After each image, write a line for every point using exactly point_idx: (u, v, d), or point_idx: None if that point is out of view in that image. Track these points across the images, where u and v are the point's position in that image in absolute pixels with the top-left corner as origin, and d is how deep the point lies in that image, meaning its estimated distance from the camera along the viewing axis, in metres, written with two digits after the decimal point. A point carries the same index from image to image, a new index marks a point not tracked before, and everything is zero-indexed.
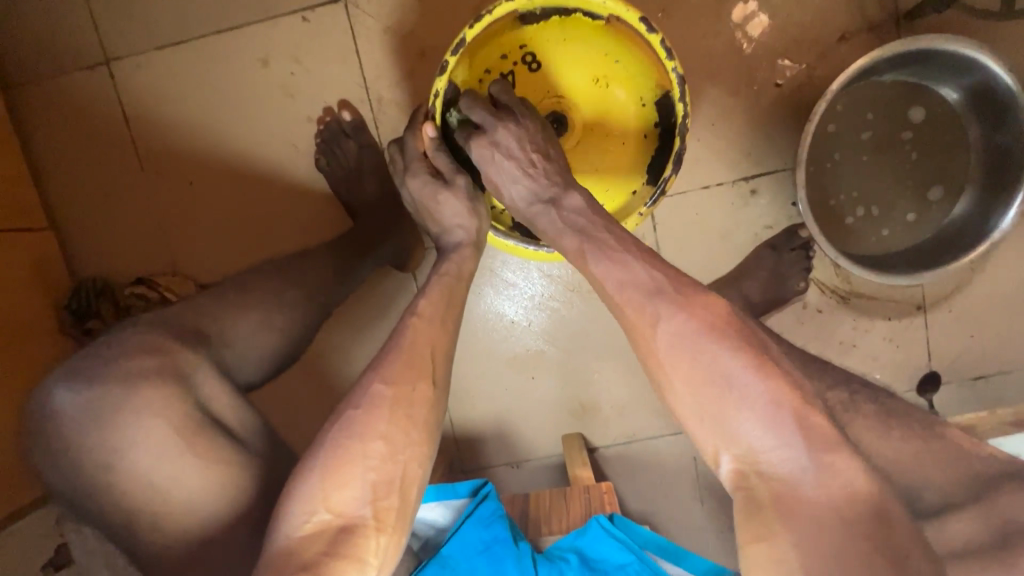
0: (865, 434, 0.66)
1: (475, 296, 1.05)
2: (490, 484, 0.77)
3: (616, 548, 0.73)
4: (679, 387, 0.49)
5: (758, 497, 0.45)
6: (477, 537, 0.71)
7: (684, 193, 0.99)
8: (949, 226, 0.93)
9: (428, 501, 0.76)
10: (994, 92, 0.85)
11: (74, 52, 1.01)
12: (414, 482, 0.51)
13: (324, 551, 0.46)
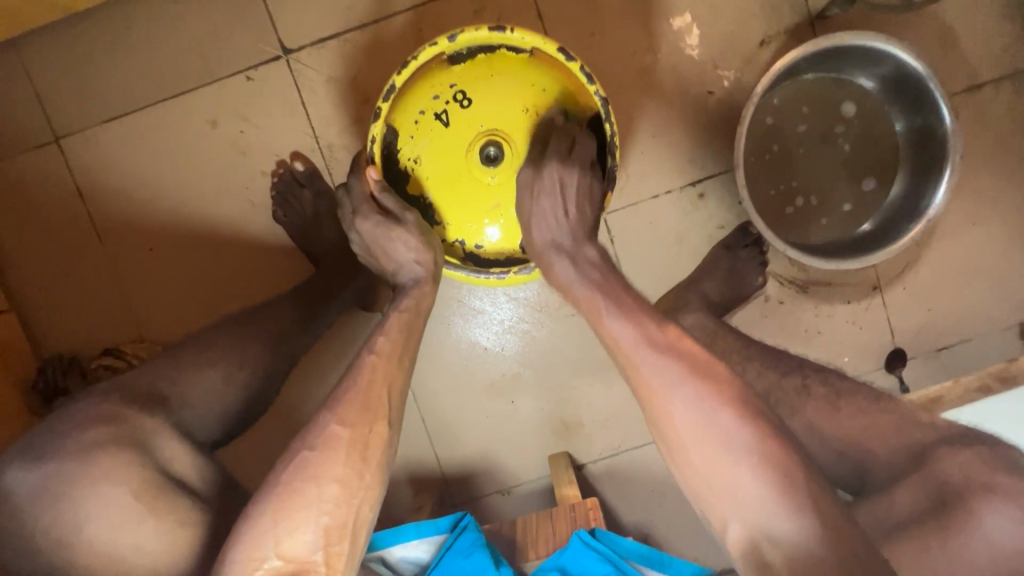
0: (816, 418, 0.70)
1: (445, 326, 1.06)
2: (468, 515, 0.76)
3: (597, 562, 0.73)
4: (690, 455, 0.53)
5: (769, 561, 0.48)
6: (457, 568, 0.71)
7: (634, 204, 1.02)
8: (887, 210, 0.97)
9: (409, 539, 0.75)
10: (907, 79, 0.90)
11: (22, 133, 1.02)
12: (365, 524, 0.52)
13: None
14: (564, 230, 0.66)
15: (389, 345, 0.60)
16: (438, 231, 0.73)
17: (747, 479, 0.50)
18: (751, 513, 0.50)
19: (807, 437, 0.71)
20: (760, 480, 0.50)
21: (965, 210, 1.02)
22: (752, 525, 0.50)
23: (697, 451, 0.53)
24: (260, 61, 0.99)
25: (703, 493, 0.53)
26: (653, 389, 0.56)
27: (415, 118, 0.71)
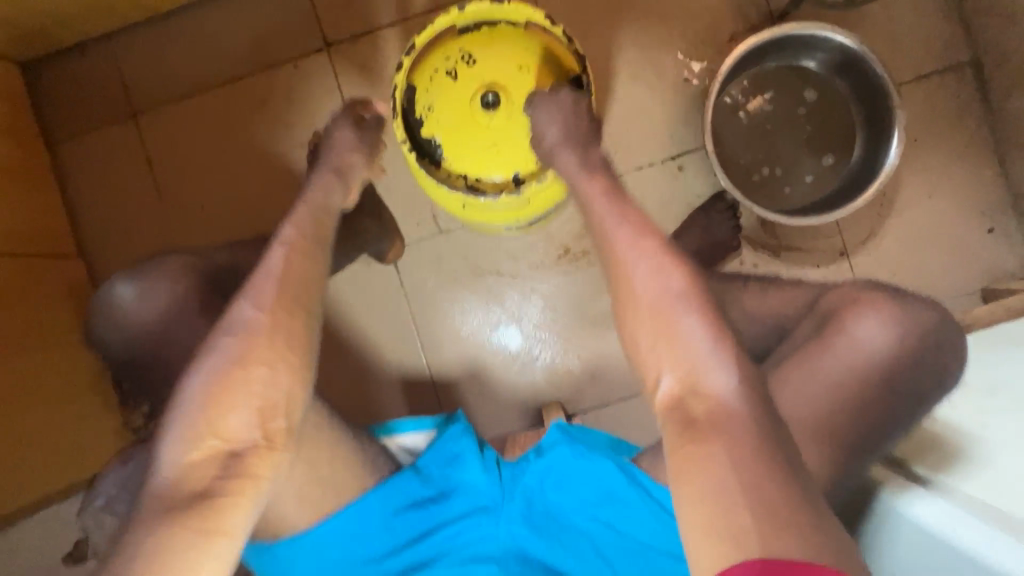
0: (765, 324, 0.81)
1: (452, 278, 1.20)
2: (461, 411, 0.86)
3: (567, 448, 0.79)
4: (642, 323, 0.60)
5: (691, 415, 0.55)
6: (447, 449, 0.81)
7: (619, 175, 1.16)
8: (844, 182, 1.10)
9: (411, 430, 0.86)
10: (858, 64, 1.03)
11: (105, 109, 1.23)
12: (296, 401, 0.63)
13: (217, 474, 0.58)
14: (547, 160, 0.80)
15: (305, 247, 0.70)
16: (443, 166, 0.87)
17: (695, 347, 0.57)
18: (689, 371, 0.57)
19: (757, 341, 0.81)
20: (697, 341, 0.57)
21: (921, 184, 1.14)
22: (692, 378, 0.56)
23: (649, 325, 0.59)
24: (305, 52, 1.19)
25: (651, 345, 0.59)
26: (621, 268, 0.63)
27: (429, 75, 0.87)
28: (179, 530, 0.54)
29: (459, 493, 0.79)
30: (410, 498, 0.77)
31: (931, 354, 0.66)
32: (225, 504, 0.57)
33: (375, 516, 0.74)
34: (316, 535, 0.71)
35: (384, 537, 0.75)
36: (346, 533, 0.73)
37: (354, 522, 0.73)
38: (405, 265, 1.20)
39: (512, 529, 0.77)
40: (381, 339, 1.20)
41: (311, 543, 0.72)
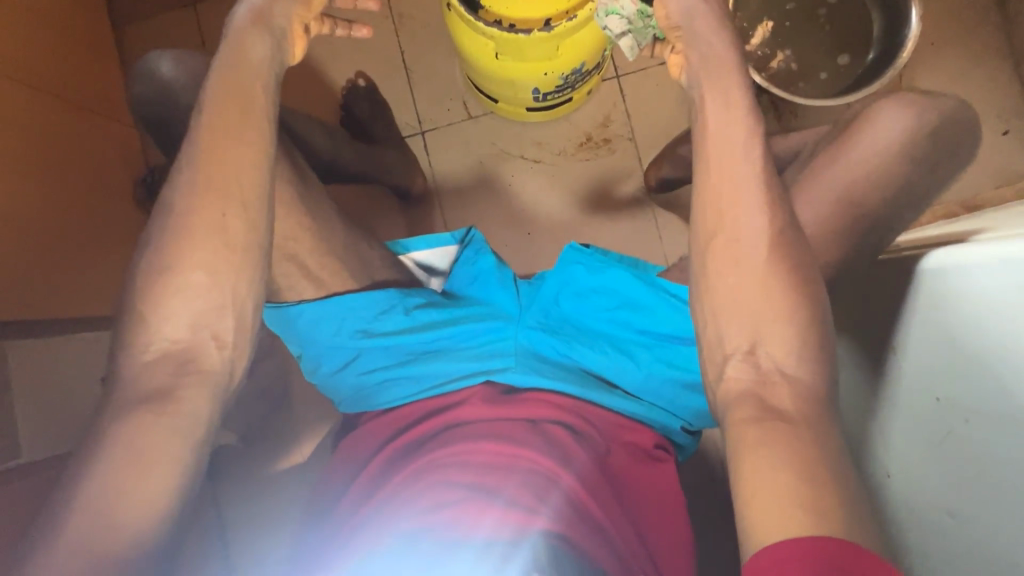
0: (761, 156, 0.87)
1: (476, 161, 1.25)
2: (477, 232, 0.86)
3: (581, 263, 0.77)
4: (732, 298, 0.62)
5: (767, 402, 0.57)
6: (467, 272, 0.83)
7: (642, 70, 1.23)
8: (860, 76, 1.13)
9: (429, 248, 0.86)
10: None
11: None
12: (243, 300, 0.66)
13: (174, 372, 0.62)
14: None
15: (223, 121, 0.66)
16: (478, 13, 0.92)
17: (775, 330, 0.60)
18: (774, 357, 0.59)
19: None
20: (774, 322, 0.60)
21: (936, 86, 1.17)
22: (774, 362, 0.59)
23: (739, 298, 0.61)
24: None
25: (731, 317, 0.61)
26: (716, 239, 0.63)
27: None
28: (145, 410, 0.60)
29: (476, 299, 0.80)
30: (428, 294, 0.79)
31: (932, 157, 0.70)
32: (189, 391, 0.62)
33: (392, 302, 0.76)
34: (336, 304, 0.74)
35: (403, 323, 0.76)
36: (366, 311, 0.75)
37: (373, 303, 0.75)
38: (431, 143, 1.27)
39: (524, 330, 0.76)
40: (406, 216, 1.25)
41: (332, 314, 0.74)
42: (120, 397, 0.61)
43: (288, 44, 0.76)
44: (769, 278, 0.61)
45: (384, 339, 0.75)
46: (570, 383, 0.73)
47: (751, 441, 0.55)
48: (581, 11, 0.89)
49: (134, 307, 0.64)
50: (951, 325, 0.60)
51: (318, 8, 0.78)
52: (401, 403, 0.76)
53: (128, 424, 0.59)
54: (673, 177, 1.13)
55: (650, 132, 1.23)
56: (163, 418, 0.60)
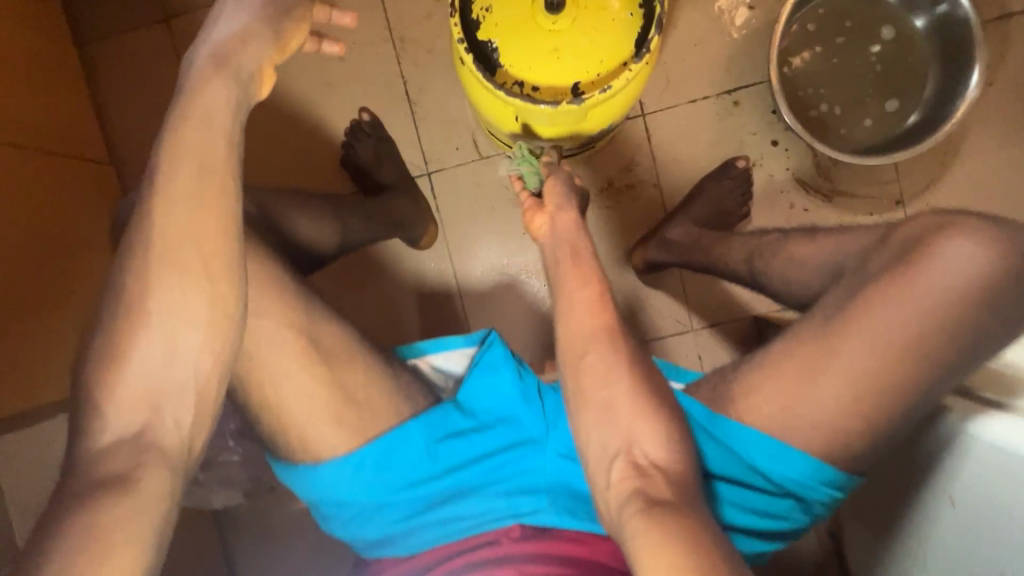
0: (798, 250, 0.80)
1: (488, 206, 1.16)
2: (495, 333, 0.80)
3: None
4: (595, 418, 0.63)
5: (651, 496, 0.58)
6: (486, 379, 0.75)
7: (671, 108, 1.11)
8: (904, 131, 1.04)
9: (443, 352, 0.80)
10: (956, 22, 0.97)
11: (140, 12, 1.18)
12: (208, 372, 0.53)
13: (128, 466, 0.51)
14: None
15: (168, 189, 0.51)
16: (497, 72, 0.82)
17: (639, 427, 0.62)
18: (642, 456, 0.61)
19: (786, 268, 0.80)
20: (640, 419, 0.62)
21: (992, 131, 1.07)
22: (643, 463, 0.61)
23: (605, 415, 0.63)
24: None
25: (601, 422, 0.63)
26: (574, 353, 0.66)
27: None
28: (94, 504, 0.48)
29: (500, 418, 0.74)
30: (452, 424, 0.72)
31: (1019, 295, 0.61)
32: (150, 471, 0.51)
33: (416, 443, 0.69)
34: (360, 457, 0.66)
35: (429, 465, 0.70)
36: (388, 461, 0.67)
37: (398, 448, 0.68)
38: (438, 185, 1.16)
39: (552, 460, 0.72)
40: (411, 262, 1.15)
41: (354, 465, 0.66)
42: (65, 493, 0.50)
43: (253, 87, 0.55)
44: (638, 397, 0.63)
45: (409, 489, 0.69)
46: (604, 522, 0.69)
47: (636, 531, 0.56)
48: (616, 81, 0.78)
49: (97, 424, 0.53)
50: (1003, 492, 0.66)
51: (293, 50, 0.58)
52: (425, 549, 0.70)
53: (65, 540, 0.46)
54: (656, 260, 1.06)
55: (677, 176, 1.12)
56: (120, 506, 0.49)
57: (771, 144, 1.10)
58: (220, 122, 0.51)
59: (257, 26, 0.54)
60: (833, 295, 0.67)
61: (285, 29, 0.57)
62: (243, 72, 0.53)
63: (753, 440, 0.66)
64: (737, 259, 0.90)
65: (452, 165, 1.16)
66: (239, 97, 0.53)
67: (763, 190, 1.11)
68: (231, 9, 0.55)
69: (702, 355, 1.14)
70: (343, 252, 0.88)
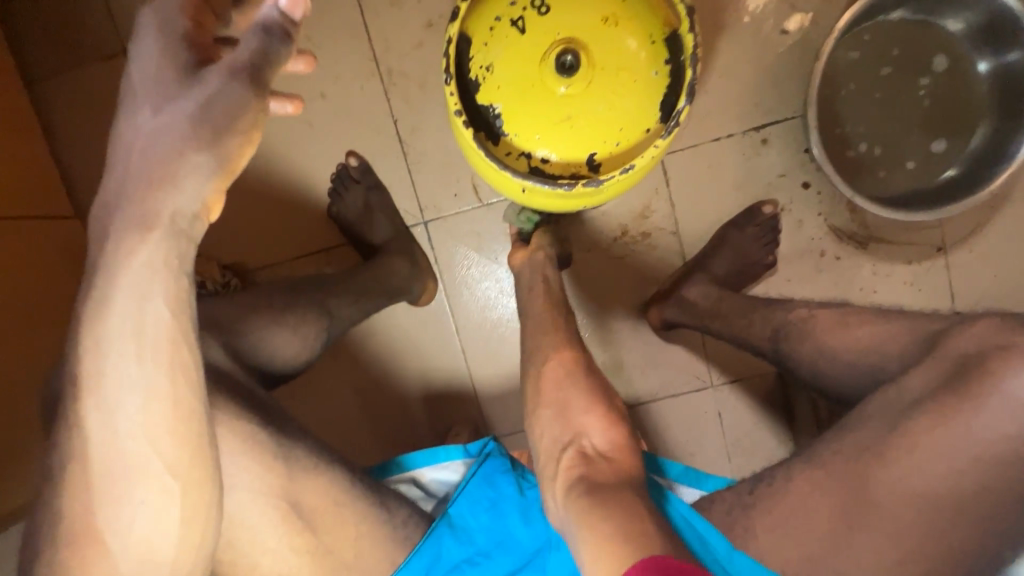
0: (828, 337, 0.69)
1: (490, 257, 1.05)
2: (495, 439, 0.73)
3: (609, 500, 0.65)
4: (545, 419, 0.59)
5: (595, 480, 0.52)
6: (482, 494, 0.68)
7: (693, 146, 1.00)
8: (938, 184, 0.94)
9: (441, 462, 0.73)
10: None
11: (93, 42, 1.04)
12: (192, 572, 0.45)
13: None
14: None
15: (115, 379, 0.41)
16: (501, 142, 0.71)
17: (588, 417, 0.57)
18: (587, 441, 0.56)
19: (815, 356, 0.70)
20: (591, 412, 0.58)
21: None
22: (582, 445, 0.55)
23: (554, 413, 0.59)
24: None
25: (550, 418, 0.59)
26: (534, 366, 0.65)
27: (490, 25, 0.69)
28: None
29: (500, 543, 0.66)
30: (446, 559, 0.64)
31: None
32: None
33: None
34: None
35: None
36: None
37: None
38: (435, 235, 1.05)
39: None
40: (408, 319, 1.06)
41: None
42: None
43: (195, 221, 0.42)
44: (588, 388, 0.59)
45: None
46: None
47: (577, 521, 0.50)
48: (640, 159, 0.67)
49: None
50: None
51: (240, 170, 0.43)
52: None
53: None
54: (675, 320, 0.98)
55: (697, 222, 1.02)
56: None
57: (801, 187, 1.00)
58: (155, 298, 0.41)
59: (188, 155, 0.40)
60: (874, 403, 0.59)
61: (224, 147, 0.41)
62: (179, 222, 0.41)
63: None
64: (759, 338, 0.80)
65: (450, 211, 1.05)
66: (178, 252, 0.42)
67: (790, 238, 1.01)
68: (158, 123, 0.41)
69: (722, 412, 1.07)
70: (333, 338, 0.79)
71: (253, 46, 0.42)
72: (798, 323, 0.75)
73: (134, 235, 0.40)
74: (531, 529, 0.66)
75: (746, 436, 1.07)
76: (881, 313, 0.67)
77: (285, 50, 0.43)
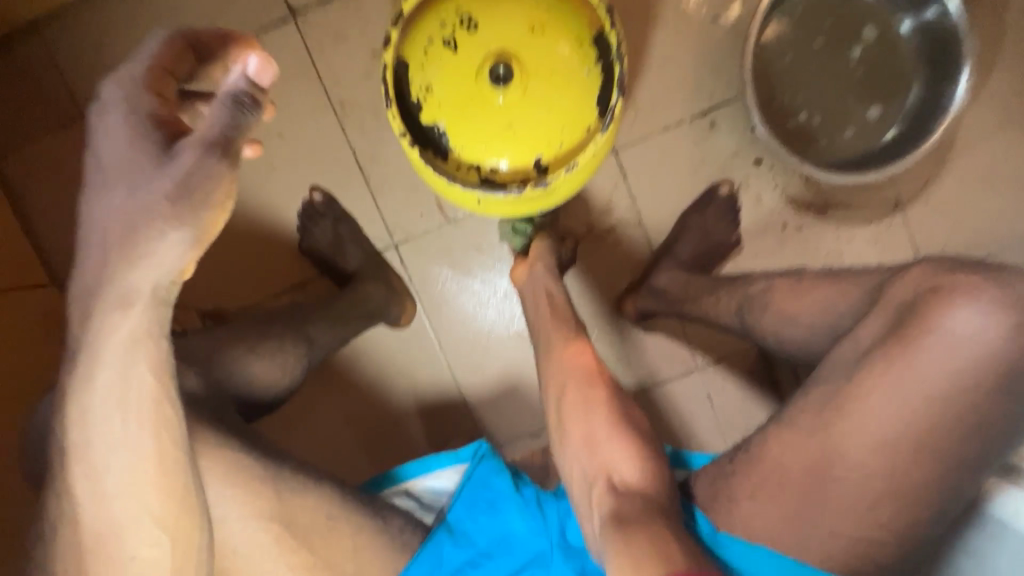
0: (781, 298, 0.73)
1: (464, 270, 1.07)
2: (486, 441, 0.74)
3: None
4: (571, 443, 0.65)
5: (623, 512, 0.57)
6: (478, 496, 0.69)
7: (645, 138, 1.02)
8: (881, 145, 0.96)
9: (432, 472, 0.73)
10: (947, 27, 0.90)
11: (49, 113, 1.05)
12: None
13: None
14: None
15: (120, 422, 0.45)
16: (449, 158, 0.73)
17: (612, 453, 0.62)
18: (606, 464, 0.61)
19: (780, 324, 0.72)
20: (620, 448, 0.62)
21: (984, 118, 1.00)
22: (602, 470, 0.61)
23: (579, 441, 0.64)
24: (269, 25, 1.02)
25: (579, 453, 0.63)
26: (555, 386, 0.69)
27: (424, 48, 0.72)
28: None
29: (500, 542, 0.67)
30: (449, 564, 0.65)
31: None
32: None
33: None
34: None
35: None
36: None
37: None
38: (407, 256, 1.07)
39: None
40: (391, 342, 1.07)
41: None
42: None
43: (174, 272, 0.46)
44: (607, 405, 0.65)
45: None
46: None
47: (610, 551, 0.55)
48: (582, 155, 0.70)
49: None
50: None
51: (217, 232, 0.47)
52: None
53: None
54: (650, 309, 0.99)
55: (659, 210, 1.04)
56: None
57: (754, 164, 1.02)
58: (140, 366, 0.45)
59: (167, 234, 0.45)
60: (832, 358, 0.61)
61: (195, 221, 0.45)
62: (158, 293, 0.46)
63: (766, 561, 0.59)
64: (726, 314, 0.83)
65: (421, 230, 1.07)
66: (159, 322, 0.46)
67: (750, 215, 1.04)
68: (135, 205, 0.45)
69: (711, 393, 1.08)
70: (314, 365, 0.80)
71: (223, 119, 0.45)
72: (762, 292, 0.77)
73: (117, 313, 0.45)
74: (528, 522, 0.67)
75: (738, 412, 1.09)
76: (828, 273, 0.71)
77: (253, 119, 0.47)
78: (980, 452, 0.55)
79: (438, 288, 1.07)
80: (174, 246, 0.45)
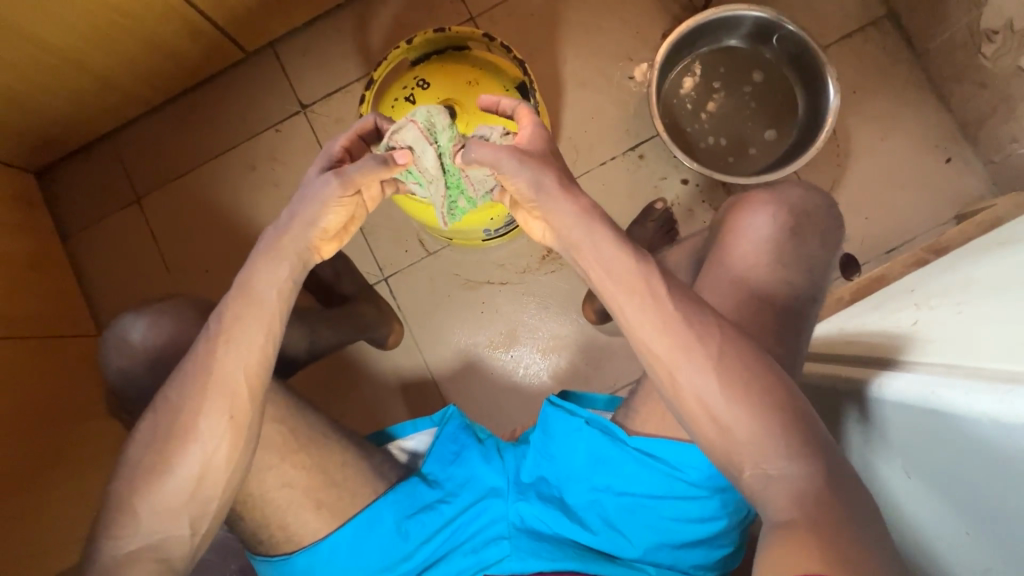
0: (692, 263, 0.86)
1: (444, 296, 1.24)
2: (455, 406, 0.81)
3: (562, 419, 0.73)
4: (723, 413, 0.59)
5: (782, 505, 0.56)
6: (446, 449, 0.78)
7: (588, 172, 1.23)
8: (781, 155, 1.16)
9: (409, 433, 0.82)
10: (808, 58, 1.11)
11: (112, 200, 1.33)
12: (211, 489, 0.65)
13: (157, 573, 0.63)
14: None
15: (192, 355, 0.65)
16: None
17: (744, 438, 0.58)
18: (737, 438, 0.59)
19: None
20: (751, 425, 0.58)
21: (870, 129, 1.19)
22: (735, 454, 0.59)
23: (731, 415, 0.59)
24: (284, 117, 1.31)
25: (726, 443, 0.59)
26: (669, 370, 0.61)
27: (391, 105, 0.96)
28: None
29: (465, 485, 0.75)
30: (417, 501, 0.73)
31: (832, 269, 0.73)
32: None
33: (383, 521, 0.71)
34: (329, 548, 0.69)
35: (400, 543, 0.71)
36: (359, 546, 0.70)
37: (368, 537, 0.70)
38: (397, 288, 1.25)
39: (514, 506, 0.73)
40: (385, 361, 1.23)
41: (331, 562, 0.69)
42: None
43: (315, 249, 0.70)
44: (722, 376, 0.59)
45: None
46: (575, 560, 0.68)
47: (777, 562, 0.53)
48: None
49: (121, 549, 0.62)
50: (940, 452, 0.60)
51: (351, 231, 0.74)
52: None
53: None
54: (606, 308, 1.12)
55: None
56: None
57: (681, 184, 1.21)
58: (268, 297, 0.66)
59: (317, 214, 0.67)
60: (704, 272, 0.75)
61: (331, 212, 0.68)
62: (300, 253, 0.68)
63: (678, 451, 0.67)
64: None
65: (407, 264, 1.25)
66: (294, 268, 0.68)
67: (687, 225, 1.20)
68: (298, 193, 0.68)
69: None
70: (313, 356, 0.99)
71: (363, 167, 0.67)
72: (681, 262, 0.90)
73: (263, 259, 0.66)
74: (488, 466, 0.76)
75: None
76: None
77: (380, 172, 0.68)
78: (798, 321, 0.69)
79: (425, 314, 1.24)
80: (316, 221, 0.67)
